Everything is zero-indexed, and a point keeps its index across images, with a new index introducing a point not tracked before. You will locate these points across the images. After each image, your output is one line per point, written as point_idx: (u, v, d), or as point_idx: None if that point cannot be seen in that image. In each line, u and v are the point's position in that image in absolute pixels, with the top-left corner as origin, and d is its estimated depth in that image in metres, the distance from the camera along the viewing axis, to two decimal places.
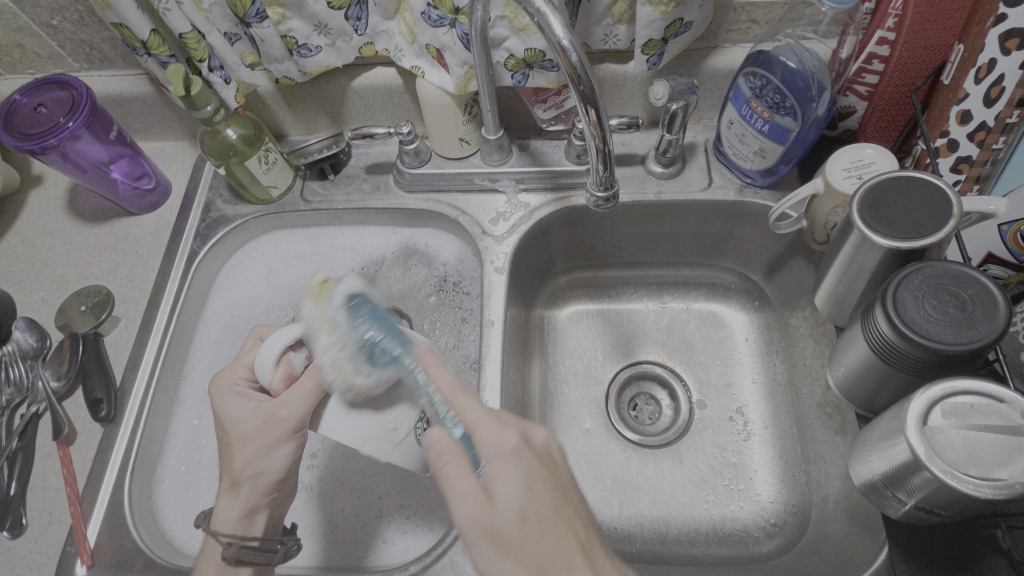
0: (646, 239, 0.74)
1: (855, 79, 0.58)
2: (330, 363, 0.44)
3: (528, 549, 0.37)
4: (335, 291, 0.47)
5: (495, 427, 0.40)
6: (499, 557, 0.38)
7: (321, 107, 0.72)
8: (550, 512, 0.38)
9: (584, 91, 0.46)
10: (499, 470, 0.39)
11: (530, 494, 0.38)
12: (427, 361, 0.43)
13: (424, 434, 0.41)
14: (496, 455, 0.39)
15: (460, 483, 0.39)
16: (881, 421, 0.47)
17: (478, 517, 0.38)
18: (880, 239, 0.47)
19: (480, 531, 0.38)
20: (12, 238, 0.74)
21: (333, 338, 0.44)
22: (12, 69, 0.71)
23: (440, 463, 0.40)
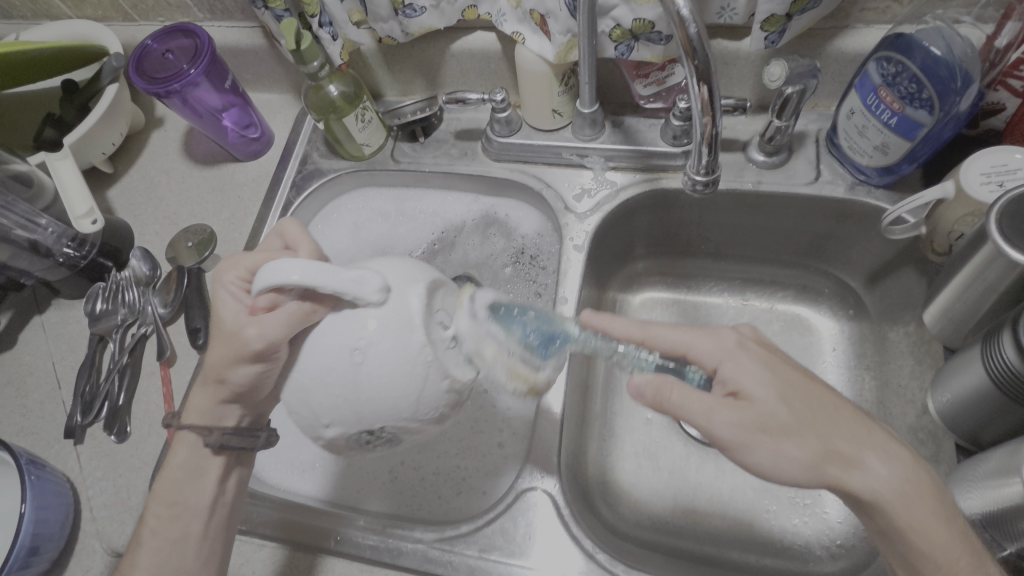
0: (736, 231, 0.70)
1: (1011, 72, 0.50)
2: (504, 371, 0.43)
3: (801, 431, 0.39)
4: (476, 304, 0.44)
5: (711, 333, 0.44)
6: (781, 445, 0.39)
7: (419, 70, 0.72)
8: (805, 394, 0.40)
9: (699, 66, 0.43)
10: (735, 365, 0.42)
11: (775, 376, 0.41)
12: (602, 322, 0.48)
13: (632, 379, 0.43)
14: (724, 354, 0.43)
15: (702, 405, 0.40)
16: (990, 458, 0.42)
17: (739, 416, 0.39)
18: (1020, 257, 0.42)
19: (744, 431, 0.39)
20: (134, 173, 0.81)
21: (493, 348, 0.43)
22: (145, 16, 0.77)
23: (667, 397, 0.42)
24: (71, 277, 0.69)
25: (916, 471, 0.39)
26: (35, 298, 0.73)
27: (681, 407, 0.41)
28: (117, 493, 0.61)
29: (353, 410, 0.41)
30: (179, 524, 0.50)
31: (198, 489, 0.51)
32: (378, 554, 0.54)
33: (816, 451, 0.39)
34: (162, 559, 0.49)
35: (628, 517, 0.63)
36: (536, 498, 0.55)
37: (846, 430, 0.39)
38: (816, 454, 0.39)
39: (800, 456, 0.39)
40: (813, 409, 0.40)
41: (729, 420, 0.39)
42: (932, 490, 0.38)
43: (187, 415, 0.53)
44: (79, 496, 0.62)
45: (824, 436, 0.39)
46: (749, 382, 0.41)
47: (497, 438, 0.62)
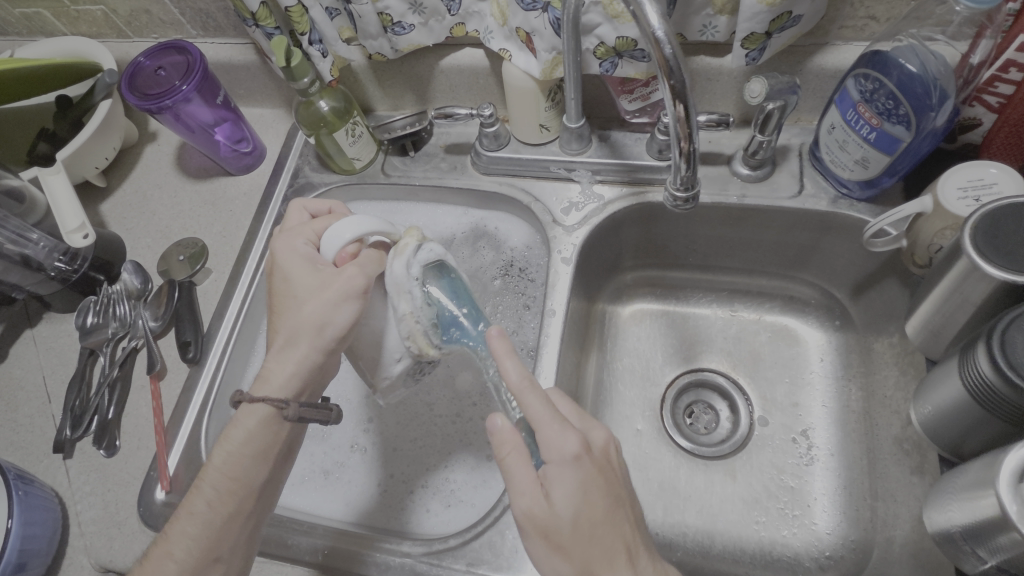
0: (723, 243, 0.70)
1: (986, 88, 0.51)
2: (406, 330, 0.50)
3: (573, 550, 0.39)
4: (414, 260, 0.50)
5: (560, 432, 0.41)
6: (551, 553, 0.40)
7: (409, 85, 0.73)
8: (598, 524, 0.40)
9: (676, 86, 0.44)
10: (558, 471, 0.40)
11: (586, 503, 0.39)
12: (499, 350, 0.44)
13: (488, 419, 0.42)
14: (557, 458, 0.40)
15: (518, 482, 0.40)
16: (968, 469, 0.43)
17: (534, 517, 0.40)
18: (994, 270, 0.43)
19: (532, 526, 0.40)
20: (127, 187, 0.82)
21: (406, 305, 0.49)
22: (139, 33, 0.78)
23: (500, 452, 0.42)
24: (62, 291, 0.70)
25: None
26: (26, 313, 0.74)
27: (505, 472, 0.41)
28: (106, 507, 0.61)
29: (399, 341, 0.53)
30: (229, 497, 0.48)
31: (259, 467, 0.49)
32: (366, 569, 0.54)
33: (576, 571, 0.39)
34: (206, 528, 0.46)
35: None
36: None
37: (612, 562, 0.39)
38: (575, 572, 0.40)
39: (560, 565, 0.40)
40: (600, 542, 0.39)
41: (525, 509, 0.40)
42: None
43: (260, 384, 0.50)
44: (68, 511, 0.62)
45: (590, 562, 0.39)
46: (554, 493, 0.39)
47: (485, 451, 0.62)
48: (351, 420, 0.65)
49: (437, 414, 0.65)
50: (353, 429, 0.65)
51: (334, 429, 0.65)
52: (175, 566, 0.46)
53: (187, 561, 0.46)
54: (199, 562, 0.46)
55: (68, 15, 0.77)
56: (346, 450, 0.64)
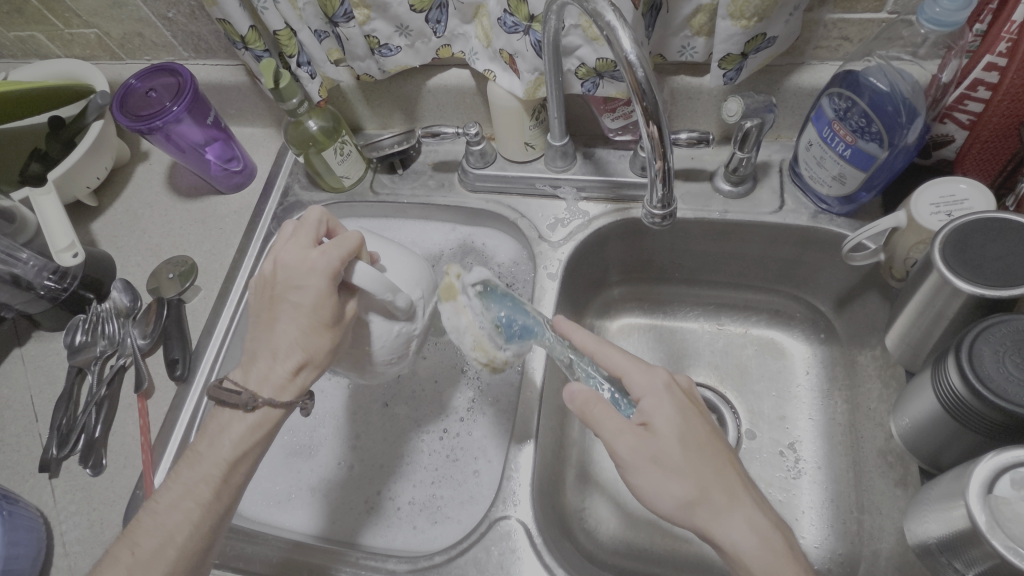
0: (708, 258, 0.71)
1: (956, 106, 0.52)
2: (470, 341, 0.51)
3: (686, 470, 0.43)
4: (467, 283, 0.52)
5: (647, 370, 0.48)
6: (661, 480, 0.43)
7: (397, 104, 0.74)
8: (701, 445, 0.44)
9: (648, 107, 0.45)
10: (656, 404, 0.46)
11: (686, 423, 0.45)
12: (567, 328, 0.52)
13: (566, 386, 0.47)
14: (650, 393, 0.46)
15: (613, 426, 0.44)
16: (941, 480, 0.43)
17: (640, 447, 0.44)
18: (963, 284, 0.44)
19: (638, 458, 0.44)
20: (118, 206, 0.82)
21: (466, 317, 0.51)
22: (132, 55, 0.79)
23: (586, 409, 0.46)
24: (51, 310, 0.70)
25: (772, 531, 0.42)
26: (15, 331, 0.74)
27: (598, 423, 0.45)
28: (91, 527, 0.61)
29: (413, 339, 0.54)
30: (227, 493, 0.48)
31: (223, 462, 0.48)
32: None
33: (694, 488, 0.42)
34: (205, 514, 0.47)
35: (605, 544, 0.63)
36: (510, 526, 0.55)
37: (721, 480, 0.43)
38: (689, 496, 0.42)
39: (674, 490, 0.43)
40: (706, 461, 0.43)
41: (630, 445, 0.44)
42: (782, 546, 0.41)
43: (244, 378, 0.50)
44: (52, 531, 0.61)
45: (702, 480, 0.43)
46: (658, 420, 0.45)
47: (473, 466, 0.62)
48: (339, 436, 0.66)
49: (424, 429, 0.65)
50: (341, 445, 0.65)
51: (321, 445, 0.65)
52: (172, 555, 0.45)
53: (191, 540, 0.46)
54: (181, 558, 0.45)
55: (63, 38, 0.79)
56: (333, 467, 0.64)
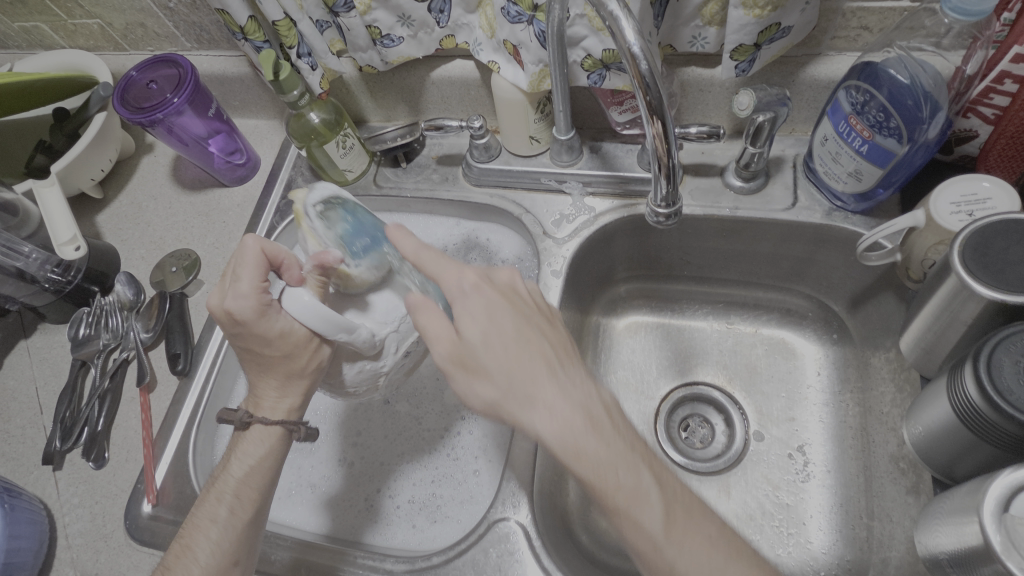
0: (718, 255, 0.69)
1: (980, 99, 0.50)
2: (313, 253, 0.49)
3: (493, 366, 0.40)
4: (311, 206, 0.50)
5: (455, 270, 0.44)
6: (472, 379, 0.41)
7: (400, 96, 0.73)
8: (502, 341, 0.41)
9: (653, 102, 0.43)
10: (464, 303, 0.42)
11: (493, 321, 0.41)
12: (393, 235, 0.45)
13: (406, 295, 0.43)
14: (458, 294, 0.43)
15: (433, 329, 0.41)
16: (956, 492, 0.42)
17: (452, 352, 0.41)
18: (982, 288, 0.42)
19: (456, 361, 0.41)
20: (123, 198, 0.82)
21: (314, 240, 0.49)
22: (135, 46, 0.78)
23: (416, 316, 0.42)
24: (56, 303, 0.70)
25: (578, 416, 0.39)
26: (21, 323, 0.74)
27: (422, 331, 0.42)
28: (93, 520, 0.61)
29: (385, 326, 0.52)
30: (248, 499, 0.49)
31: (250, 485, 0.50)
32: None
33: (504, 382, 0.40)
34: (227, 530, 0.48)
35: (607, 546, 0.62)
36: (508, 528, 0.54)
37: (532, 372, 0.40)
38: (497, 391, 0.40)
39: (484, 390, 0.40)
40: (521, 353, 0.41)
41: (442, 350, 0.41)
42: (589, 429, 0.39)
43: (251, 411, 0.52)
44: (56, 523, 0.62)
45: (512, 377, 0.40)
46: (464, 322, 0.41)
47: (473, 465, 0.62)
48: (340, 433, 0.65)
49: (425, 427, 0.65)
50: (342, 442, 0.65)
51: (321, 442, 0.65)
52: (197, 573, 0.46)
53: (214, 563, 0.47)
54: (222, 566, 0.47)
55: (66, 28, 0.78)
56: (333, 464, 0.64)
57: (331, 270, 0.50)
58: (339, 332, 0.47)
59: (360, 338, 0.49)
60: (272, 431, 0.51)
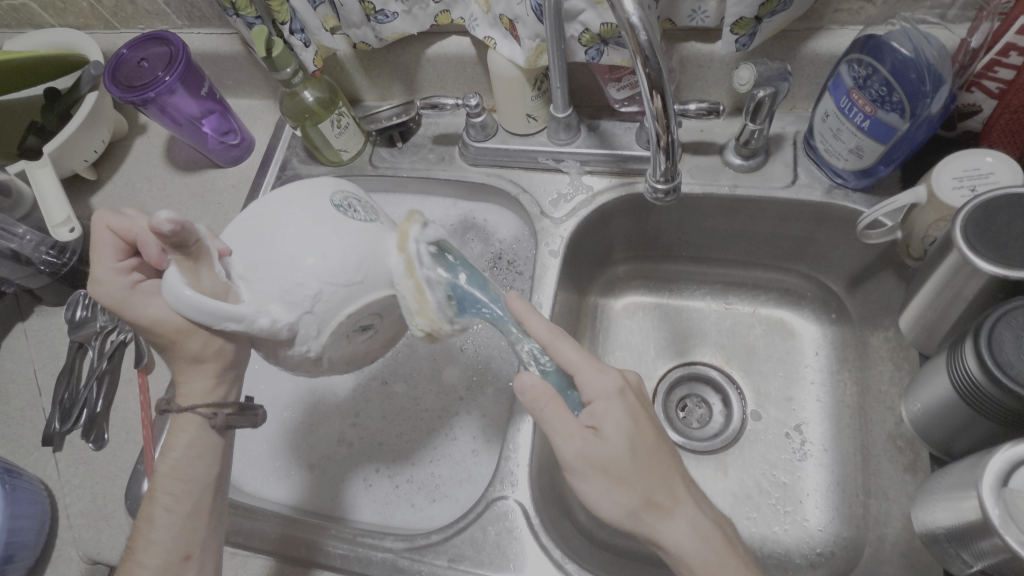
0: (718, 235, 0.69)
1: (984, 73, 0.49)
2: (414, 308, 0.45)
3: (632, 481, 0.41)
4: (421, 233, 0.46)
5: (599, 371, 0.44)
6: (608, 488, 0.41)
7: (396, 75, 0.72)
8: (656, 448, 0.43)
9: (651, 74, 0.42)
10: (607, 408, 0.42)
11: (635, 432, 0.42)
12: (520, 309, 0.46)
13: (517, 378, 0.42)
14: (601, 395, 0.43)
15: (563, 426, 0.41)
16: (954, 469, 0.42)
17: (587, 452, 0.40)
18: (985, 264, 0.41)
19: (584, 464, 0.40)
20: (118, 180, 0.81)
21: (417, 277, 0.44)
22: (125, 24, 0.77)
23: (535, 404, 0.41)
24: (52, 284, 0.70)
25: (712, 528, 0.42)
26: (18, 306, 0.74)
27: (548, 423, 0.41)
28: (94, 500, 0.62)
29: (322, 280, 0.41)
30: (184, 494, 0.48)
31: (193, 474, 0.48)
32: (319, 555, 0.54)
33: (634, 499, 0.41)
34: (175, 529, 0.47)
35: (605, 524, 0.63)
36: (507, 506, 0.54)
37: (664, 482, 0.42)
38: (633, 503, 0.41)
39: (619, 501, 0.41)
40: (638, 465, 0.41)
41: (578, 450, 0.40)
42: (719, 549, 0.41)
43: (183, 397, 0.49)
44: (57, 504, 0.62)
45: (648, 485, 0.41)
46: (606, 425, 0.41)
47: (471, 445, 0.62)
48: (338, 414, 0.65)
49: (423, 408, 0.65)
50: (340, 423, 0.65)
51: (321, 422, 0.65)
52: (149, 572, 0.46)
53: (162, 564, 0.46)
54: (174, 562, 0.47)
55: (55, 6, 0.77)
56: (333, 444, 0.64)
57: (186, 247, 0.38)
58: (227, 323, 0.40)
59: (264, 325, 0.40)
60: (189, 419, 0.49)
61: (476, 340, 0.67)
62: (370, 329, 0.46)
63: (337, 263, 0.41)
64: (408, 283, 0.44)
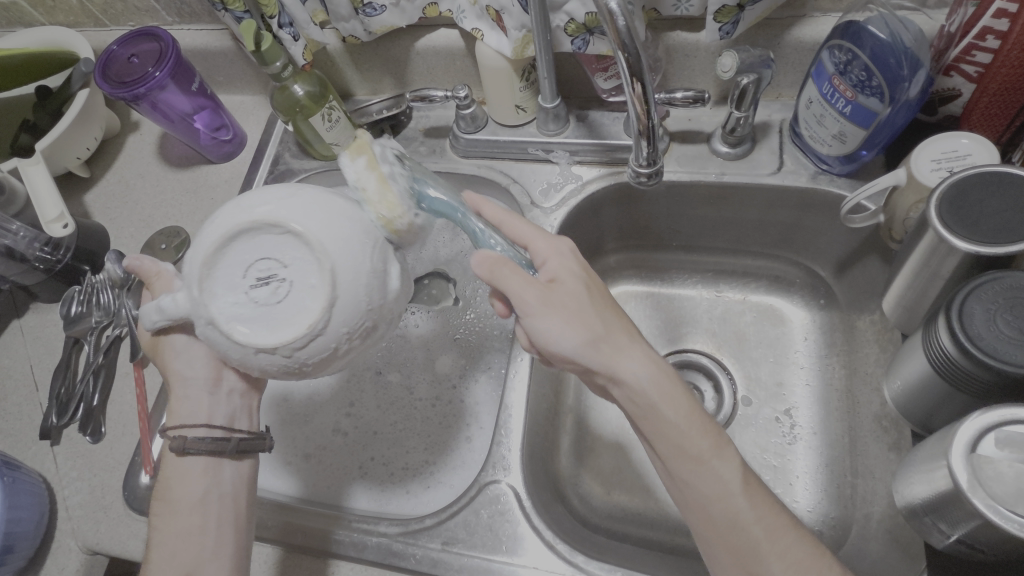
0: (706, 223, 0.70)
1: (963, 58, 0.49)
2: (375, 200, 0.43)
3: (583, 314, 0.43)
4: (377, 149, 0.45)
5: (548, 237, 0.47)
6: (569, 324, 0.43)
7: (386, 68, 0.73)
8: (602, 288, 0.46)
9: (632, 61, 0.43)
10: (557, 261, 0.46)
11: (655, 365, 0.43)
12: (478, 201, 0.49)
13: (473, 256, 0.44)
14: (553, 251, 0.47)
15: (519, 281, 0.43)
16: (927, 442, 0.43)
17: (547, 296, 0.43)
18: (960, 242, 0.42)
19: (545, 305, 0.43)
20: (111, 177, 0.82)
21: (388, 184, 0.43)
22: (116, 21, 0.77)
23: (493, 268, 0.43)
24: (47, 281, 0.70)
25: (666, 376, 0.43)
26: (14, 303, 0.74)
27: (504, 281, 0.43)
28: (92, 492, 0.62)
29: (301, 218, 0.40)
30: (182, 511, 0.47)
31: (191, 485, 0.48)
32: (317, 541, 0.55)
33: (594, 328, 0.43)
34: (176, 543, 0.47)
35: (598, 509, 0.63)
36: (500, 490, 0.55)
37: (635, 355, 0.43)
38: (587, 342, 0.43)
39: (576, 333, 0.43)
40: (675, 405, 0.42)
41: (538, 297, 0.43)
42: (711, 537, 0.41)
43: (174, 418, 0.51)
44: (55, 496, 0.63)
45: (595, 324, 0.43)
46: (562, 283, 0.45)
47: (465, 432, 0.63)
48: (333, 404, 0.66)
49: (417, 397, 0.65)
50: (336, 414, 0.66)
51: (317, 413, 0.66)
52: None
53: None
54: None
55: (46, 4, 0.77)
56: (329, 434, 0.65)
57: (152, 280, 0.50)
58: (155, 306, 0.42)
59: (170, 302, 0.41)
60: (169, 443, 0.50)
61: (469, 329, 0.68)
62: (273, 287, 0.39)
63: (267, 200, 0.41)
64: (371, 176, 0.44)
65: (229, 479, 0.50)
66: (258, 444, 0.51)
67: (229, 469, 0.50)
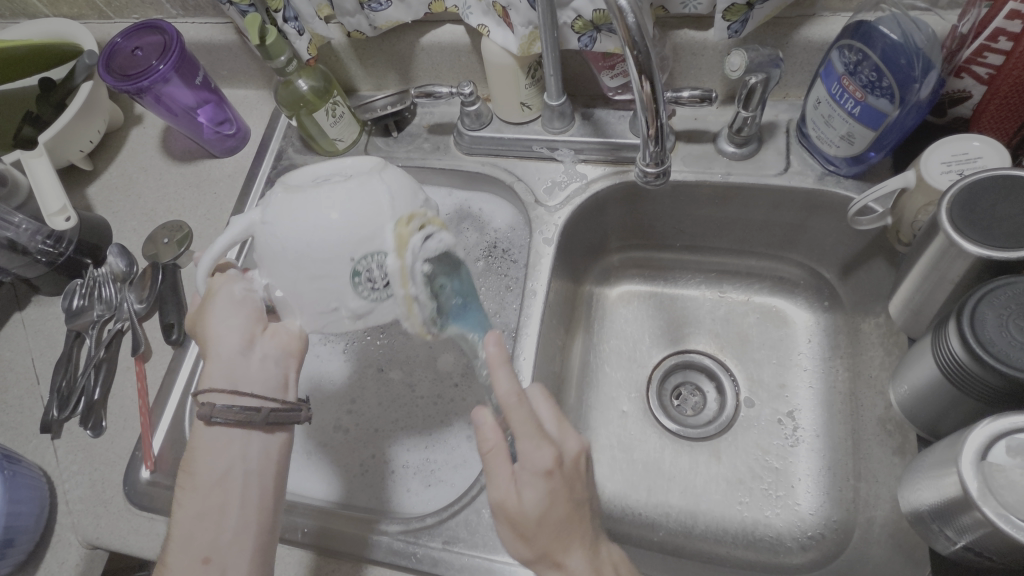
0: (710, 224, 0.69)
1: (975, 59, 0.49)
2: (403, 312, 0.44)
3: (537, 537, 0.42)
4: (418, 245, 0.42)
5: (535, 448, 0.42)
6: (515, 538, 0.43)
7: (391, 64, 0.72)
8: (572, 508, 0.42)
9: (640, 58, 0.42)
10: (529, 481, 0.41)
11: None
12: (494, 359, 0.44)
13: (474, 412, 0.44)
14: (530, 468, 0.42)
15: (501, 472, 0.42)
16: (935, 447, 0.43)
17: (504, 507, 0.42)
18: (970, 246, 0.42)
19: (502, 514, 0.42)
20: (114, 170, 0.82)
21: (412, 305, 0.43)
22: (120, 14, 0.77)
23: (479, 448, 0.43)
24: (49, 274, 0.70)
25: None
26: (15, 296, 0.74)
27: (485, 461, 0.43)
28: (92, 486, 0.62)
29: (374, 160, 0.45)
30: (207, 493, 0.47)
31: (220, 461, 0.47)
32: (316, 539, 0.54)
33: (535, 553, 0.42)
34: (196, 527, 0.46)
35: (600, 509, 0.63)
36: None
37: (568, 543, 0.42)
38: (534, 556, 0.43)
39: (522, 549, 0.43)
40: None
41: (496, 500, 0.42)
42: None
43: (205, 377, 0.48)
44: (55, 489, 0.63)
45: (548, 546, 0.42)
46: (524, 494, 0.41)
47: (466, 431, 0.62)
48: (334, 402, 0.66)
49: (418, 395, 0.65)
50: (337, 411, 0.65)
51: (317, 409, 0.66)
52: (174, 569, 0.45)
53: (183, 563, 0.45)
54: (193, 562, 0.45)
55: None
56: (330, 431, 0.64)
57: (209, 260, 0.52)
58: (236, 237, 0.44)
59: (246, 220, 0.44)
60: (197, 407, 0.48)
61: None
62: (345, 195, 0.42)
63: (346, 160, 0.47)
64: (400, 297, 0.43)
65: (257, 453, 0.48)
66: (293, 415, 0.49)
67: (258, 443, 0.48)
